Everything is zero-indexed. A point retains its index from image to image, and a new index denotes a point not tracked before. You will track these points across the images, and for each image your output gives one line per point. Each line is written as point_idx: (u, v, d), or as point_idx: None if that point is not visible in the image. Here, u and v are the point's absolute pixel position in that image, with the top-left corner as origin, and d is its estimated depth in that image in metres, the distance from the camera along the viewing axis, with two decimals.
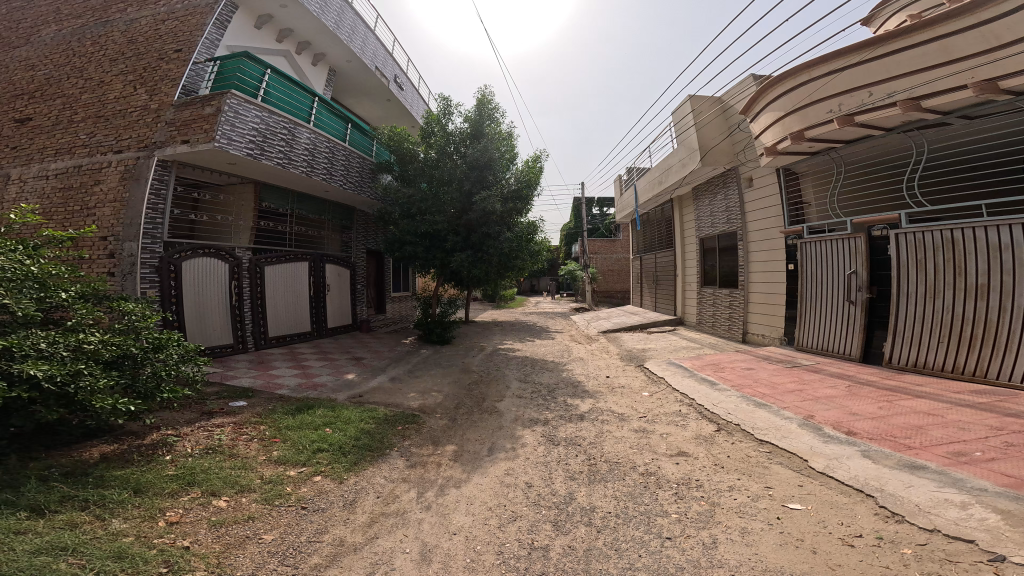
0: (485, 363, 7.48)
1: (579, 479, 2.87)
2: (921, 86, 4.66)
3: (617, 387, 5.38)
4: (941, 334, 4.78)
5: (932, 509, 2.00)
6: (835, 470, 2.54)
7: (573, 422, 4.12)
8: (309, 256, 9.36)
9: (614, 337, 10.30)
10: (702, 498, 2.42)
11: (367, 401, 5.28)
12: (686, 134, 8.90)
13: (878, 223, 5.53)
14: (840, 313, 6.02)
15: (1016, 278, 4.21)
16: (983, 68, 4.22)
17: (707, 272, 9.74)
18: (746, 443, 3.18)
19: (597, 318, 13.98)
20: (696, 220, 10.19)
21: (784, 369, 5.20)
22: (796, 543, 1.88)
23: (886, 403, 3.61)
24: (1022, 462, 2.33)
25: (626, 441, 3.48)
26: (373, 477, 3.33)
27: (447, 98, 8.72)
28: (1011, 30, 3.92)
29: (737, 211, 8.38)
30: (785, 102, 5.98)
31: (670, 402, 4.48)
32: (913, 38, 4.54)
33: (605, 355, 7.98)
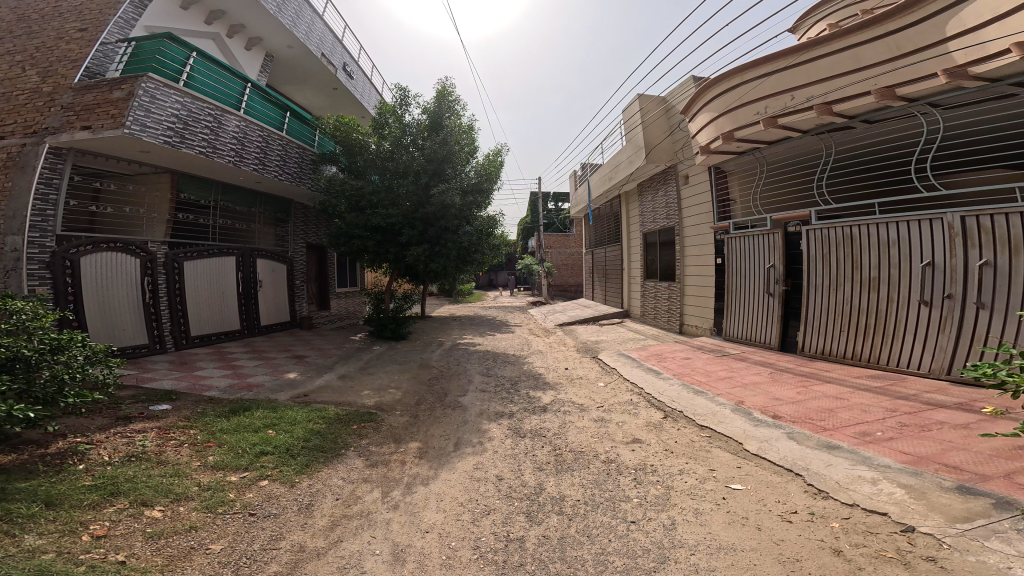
0: (444, 358, 7.44)
1: (547, 469, 3.02)
2: (834, 92, 5.15)
3: (576, 378, 5.64)
4: (842, 324, 5.48)
5: (850, 485, 2.36)
6: (766, 452, 2.88)
7: (537, 414, 4.27)
8: (236, 250, 8.65)
9: (569, 329, 10.66)
10: (657, 482, 2.65)
11: (316, 400, 5.08)
12: (634, 132, 9.43)
13: (793, 220, 6.19)
14: (760, 304, 6.69)
15: (899, 272, 4.89)
16: (885, 76, 4.72)
17: (649, 265, 10.34)
18: (688, 429, 3.50)
19: (551, 311, 14.35)
20: (640, 215, 10.71)
21: (716, 358, 5.74)
22: (743, 521, 2.13)
23: (803, 388, 4.12)
24: (913, 440, 2.78)
25: (585, 430, 3.69)
26: (330, 478, 3.25)
27: (404, 88, 8.42)
28: (911, 41, 4.48)
29: (675, 206, 8.92)
30: (719, 103, 6.45)
31: (623, 391, 4.79)
32: (833, 46, 5.07)
33: (561, 348, 8.27)
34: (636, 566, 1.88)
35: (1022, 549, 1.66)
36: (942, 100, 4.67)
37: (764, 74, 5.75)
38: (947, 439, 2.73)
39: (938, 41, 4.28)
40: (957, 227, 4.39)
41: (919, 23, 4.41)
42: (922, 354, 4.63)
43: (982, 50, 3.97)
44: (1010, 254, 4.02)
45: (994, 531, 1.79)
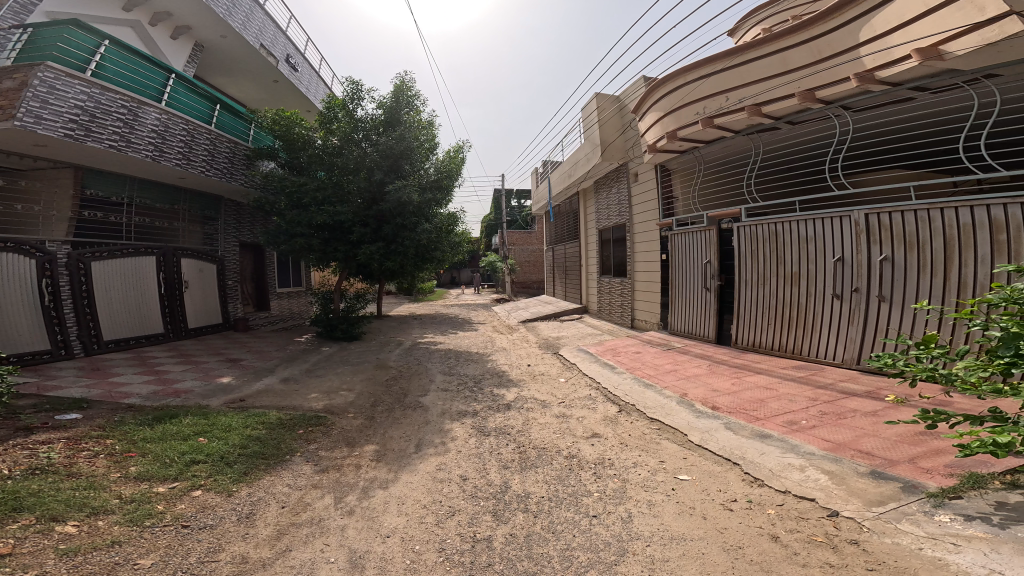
0: (403, 358, 7.28)
1: (512, 467, 3.08)
2: (766, 94, 5.53)
3: (538, 374, 5.77)
4: (769, 317, 6.00)
5: (782, 472, 2.62)
6: (708, 442, 3.13)
7: (501, 412, 4.32)
8: (155, 249, 7.87)
9: (531, 326, 10.82)
10: (614, 475, 2.79)
11: (256, 405, 4.78)
12: (592, 130, 9.69)
13: (725, 217, 6.63)
14: (699, 298, 7.15)
15: (814, 267, 5.41)
16: (808, 79, 5.12)
17: (604, 261, 10.69)
18: (640, 422, 3.71)
19: (513, 309, 14.46)
20: (596, 212, 10.99)
21: (664, 351, 6.08)
22: (691, 511, 2.30)
23: (737, 378, 4.49)
24: (832, 428, 3.12)
25: (546, 426, 3.80)
26: (274, 486, 3.09)
27: (357, 83, 7.93)
28: (831, 46, 4.86)
29: (626, 204, 9.26)
30: (665, 103, 6.75)
31: (582, 386, 4.98)
32: (766, 49, 5.43)
33: (524, 345, 8.39)
34: (599, 561, 1.96)
35: (927, 529, 1.92)
36: (855, 103, 5.13)
37: (704, 76, 6.07)
38: (861, 426, 3.09)
39: (853, 46, 4.67)
40: (861, 224, 4.91)
41: (837, 29, 4.78)
42: (836, 344, 5.16)
43: (889, 56, 4.37)
44: (904, 251, 4.55)
45: (904, 514, 2.06)
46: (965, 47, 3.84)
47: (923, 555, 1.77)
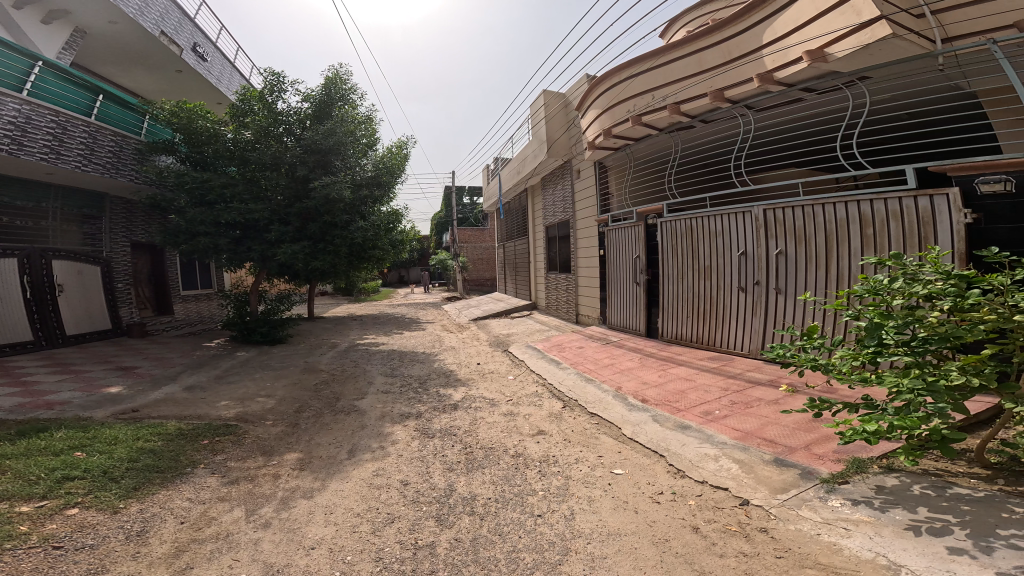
0: (336, 360, 6.96)
1: (458, 469, 3.11)
2: (685, 92, 5.88)
3: (488, 374, 5.89)
4: (689, 310, 6.49)
5: (700, 463, 2.90)
6: (638, 435, 3.40)
7: (448, 412, 4.36)
8: (17, 249, 6.97)
9: (481, 325, 10.88)
10: (558, 473, 2.94)
11: (150, 416, 4.27)
12: (538, 126, 9.87)
13: (652, 214, 6.97)
14: (630, 292, 7.58)
15: (724, 261, 5.92)
16: (720, 79, 5.50)
17: (551, 259, 10.98)
18: (581, 418, 3.94)
19: (463, 308, 14.37)
20: (543, 209, 11.19)
21: (603, 346, 6.45)
22: (626, 506, 2.47)
23: (662, 370, 4.88)
24: (739, 416, 3.50)
25: (494, 426, 3.91)
26: (171, 500, 2.79)
27: (276, 74, 7.49)
28: (740, 47, 5.24)
29: (570, 200, 9.56)
30: (602, 101, 7.03)
31: (529, 384, 5.27)
32: (686, 49, 5.76)
33: (474, 344, 8.44)
34: (542, 561, 2.04)
35: (822, 515, 2.23)
36: (759, 104, 5.56)
37: (633, 74, 6.38)
38: (765, 415, 3.48)
39: (758, 47, 5.05)
40: (761, 219, 5.45)
41: (746, 30, 5.15)
42: (743, 335, 5.69)
43: (785, 57, 4.79)
44: (795, 244, 5.11)
45: (803, 501, 2.38)
46: (844, 48, 4.26)
47: (820, 542, 2.05)
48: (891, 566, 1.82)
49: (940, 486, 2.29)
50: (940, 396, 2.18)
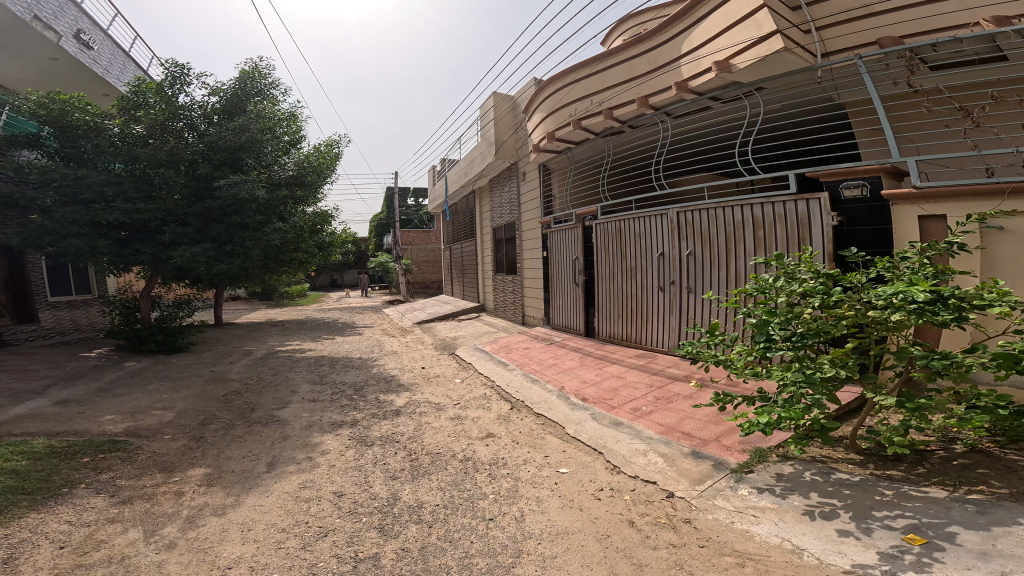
0: (248, 368, 6.60)
1: (401, 477, 3.10)
2: (618, 98, 6.06)
3: (434, 378, 5.91)
4: (621, 309, 6.74)
5: (632, 458, 3.12)
6: (581, 434, 3.58)
7: (388, 419, 4.35)
8: None
9: (429, 327, 10.78)
10: (507, 475, 3.03)
11: (10, 434, 3.76)
12: (487, 128, 9.97)
13: (587, 216, 7.30)
14: (571, 292, 7.82)
15: (647, 262, 6.18)
16: (645, 86, 5.70)
17: (498, 261, 11.14)
18: (528, 418, 4.10)
19: (409, 310, 14.15)
20: (490, 211, 11.27)
21: (548, 346, 6.66)
22: (572, 504, 2.61)
23: (599, 369, 5.14)
24: (661, 412, 3.79)
25: (442, 431, 3.95)
26: (44, 524, 2.49)
27: (178, 65, 7.22)
28: (662, 56, 5.46)
29: (516, 202, 9.72)
30: (548, 104, 7.23)
31: (478, 387, 5.35)
32: (621, 56, 5.98)
33: (417, 348, 8.37)
34: (496, 565, 2.11)
35: (734, 504, 2.51)
36: (675, 110, 5.70)
37: (576, 78, 6.60)
38: (683, 409, 3.80)
39: (677, 57, 5.27)
40: (675, 221, 5.72)
41: (668, 41, 5.39)
42: (666, 332, 5.94)
43: (699, 67, 5.01)
44: (701, 244, 5.41)
45: (717, 491, 2.65)
46: (745, 59, 4.50)
47: (735, 529, 2.31)
48: (796, 550, 2.10)
49: (822, 472, 2.69)
50: (817, 388, 2.56)
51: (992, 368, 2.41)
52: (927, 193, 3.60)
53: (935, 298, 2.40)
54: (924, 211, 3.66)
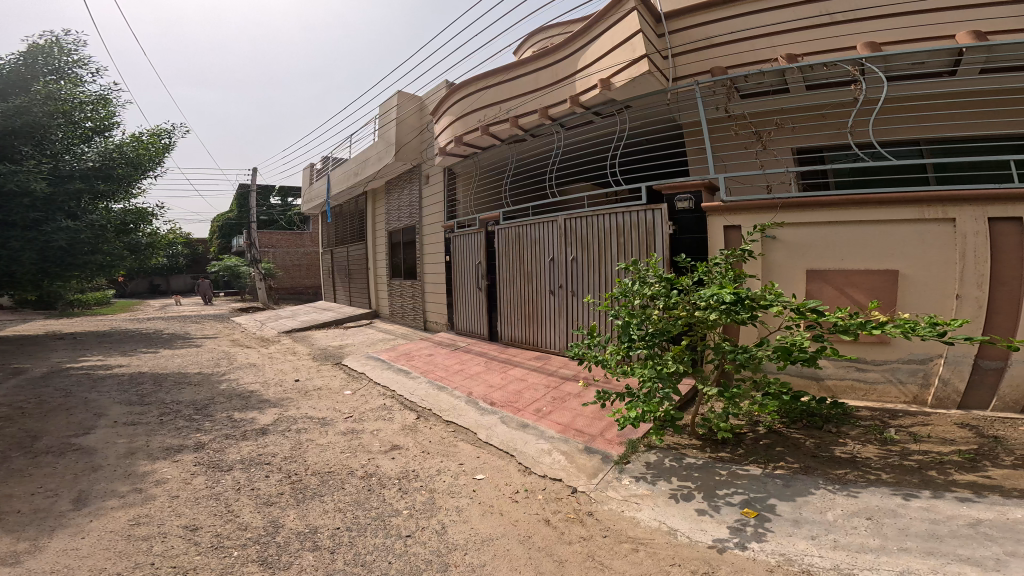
0: (24, 392, 5.39)
1: (280, 503, 2.91)
2: (522, 108, 6.26)
3: (311, 392, 5.57)
4: (516, 314, 6.72)
5: (540, 458, 3.36)
6: (493, 438, 3.72)
7: (253, 439, 4.02)
8: None
9: (303, 336, 10.03)
10: (421, 487, 3.04)
11: None
12: (387, 128, 9.69)
13: (490, 221, 7.19)
14: (474, 297, 7.69)
15: (540, 267, 6.22)
16: (547, 98, 5.96)
17: (394, 265, 11.00)
18: (438, 426, 4.14)
19: (271, 320, 12.84)
20: (385, 214, 11.23)
21: (452, 352, 6.75)
22: (493, 510, 2.73)
23: (505, 372, 5.33)
24: (559, 411, 4.10)
25: (333, 448, 3.79)
26: None
27: None
28: (561, 71, 5.77)
29: (417, 205, 9.60)
30: (456, 109, 7.28)
31: (374, 397, 5.19)
32: (525, 68, 6.23)
33: (285, 359, 7.74)
34: None
35: (622, 494, 2.86)
36: (568, 123, 5.94)
37: (483, 86, 6.74)
38: (575, 408, 4.14)
39: (574, 73, 5.59)
40: (563, 228, 5.84)
41: (565, 57, 5.71)
42: (556, 337, 6.04)
43: (588, 83, 5.37)
44: (583, 250, 5.62)
45: (608, 483, 2.99)
46: (621, 78, 4.91)
47: (626, 517, 2.65)
48: (672, 532, 2.49)
49: (677, 457, 3.23)
50: (665, 382, 3.04)
51: (774, 359, 3.06)
52: (731, 207, 4.29)
53: (737, 300, 2.95)
54: (727, 222, 4.34)
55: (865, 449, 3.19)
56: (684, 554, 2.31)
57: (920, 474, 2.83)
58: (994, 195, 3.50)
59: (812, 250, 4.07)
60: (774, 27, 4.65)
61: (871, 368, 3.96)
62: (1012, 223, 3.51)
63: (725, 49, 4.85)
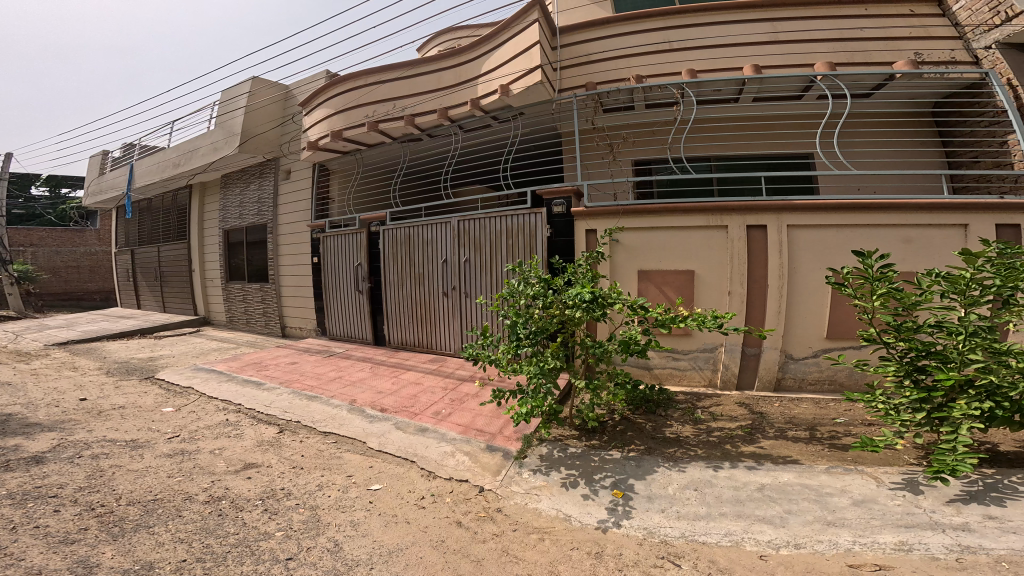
0: None
1: (91, 538, 2.22)
2: (420, 107, 6.08)
3: (109, 412, 4.38)
4: (407, 316, 6.38)
5: (443, 461, 3.21)
6: (386, 446, 3.46)
7: (20, 471, 2.98)
8: None
9: (89, 349, 7.86)
10: (297, 506, 2.65)
11: None
12: (230, 115, 8.36)
13: (374, 221, 6.75)
14: (352, 301, 7.10)
15: (433, 268, 6.03)
16: (448, 98, 5.88)
17: (233, 267, 9.79)
18: (313, 438, 3.68)
19: (31, 331, 9.71)
20: (220, 210, 9.93)
21: (323, 359, 6.14)
22: (395, 519, 2.52)
23: (396, 377, 5.03)
24: (460, 412, 4.00)
25: (155, 474, 3.03)
26: None
27: None
28: (465, 73, 5.77)
29: (270, 202, 8.71)
30: (337, 101, 6.72)
31: (213, 413, 4.35)
32: (425, 67, 6.07)
33: (58, 377, 5.91)
34: None
35: (524, 487, 2.90)
36: (467, 125, 5.97)
37: (375, 80, 6.36)
38: (474, 407, 4.10)
39: (476, 77, 5.63)
40: (456, 229, 5.79)
41: (469, 60, 5.74)
42: (450, 338, 5.95)
43: (489, 88, 5.47)
44: (475, 251, 5.63)
45: (511, 478, 3.01)
46: (520, 85, 5.13)
47: (531, 509, 2.69)
48: (566, 518, 2.61)
49: (562, 448, 3.40)
50: (549, 378, 3.22)
51: (619, 353, 3.42)
52: (590, 212, 4.76)
53: (592, 299, 3.27)
54: (588, 227, 4.82)
55: (684, 429, 3.80)
56: (579, 538, 2.43)
57: (720, 448, 3.46)
58: (751, 207, 4.36)
59: (644, 254, 4.68)
60: (645, 60, 5.26)
61: (682, 357, 4.76)
62: (762, 231, 4.43)
63: (608, 75, 5.38)
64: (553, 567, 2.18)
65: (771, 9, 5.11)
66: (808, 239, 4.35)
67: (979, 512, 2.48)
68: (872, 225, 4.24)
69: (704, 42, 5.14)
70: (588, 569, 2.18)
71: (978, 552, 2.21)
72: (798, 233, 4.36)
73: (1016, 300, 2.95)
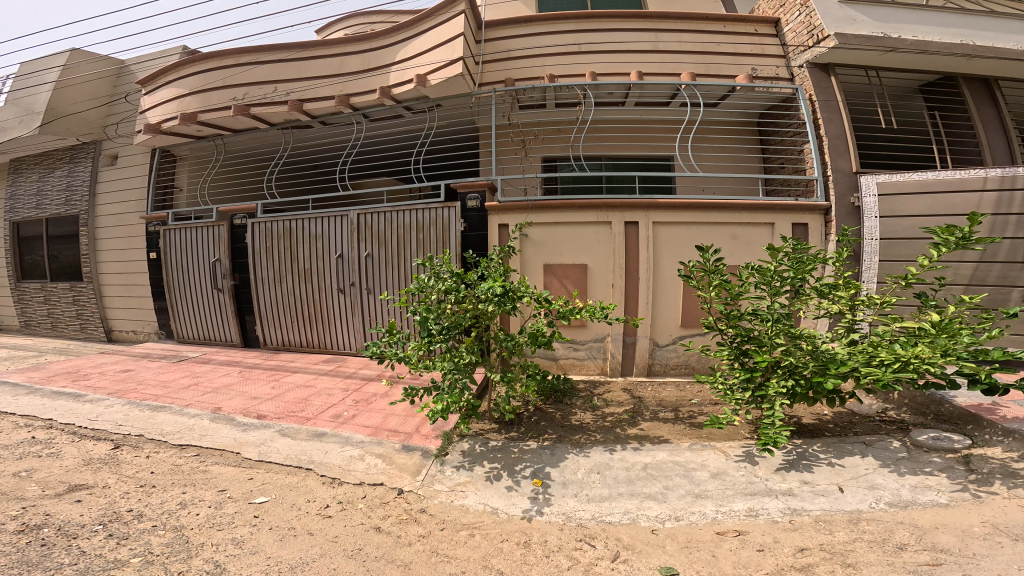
0: None
1: None
2: (311, 91, 5.52)
3: None
4: (296, 319, 5.68)
5: (349, 466, 2.86)
6: (270, 455, 2.95)
7: None
8: None
9: None
10: (155, 527, 2.16)
11: None
12: (29, 90, 6.62)
13: (239, 212, 5.81)
14: (210, 303, 6.05)
15: (325, 266, 5.47)
16: (350, 84, 5.46)
17: (28, 263, 7.69)
18: (165, 453, 2.99)
19: None
20: (7, 197, 7.76)
21: (171, 365, 5.07)
22: (293, 532, 2.18)
23: (277, 381, 4.38)
24: (365, 413, 3.62)
25: None
26: None
27: None
28: (376, 60, 5.42)
29: (84, 190, 7.07)
30: (191, 81, 5.78)
31: (6, 431, 3.29)
32: (319, 51, 5.55)
33: None
34: None
35: (449, 484, 2.73)
36: (373, 115, 5.66)
37: (252, 60, 5.64)
38: (383, 408, 3.76)
39: (388, 65, 5.35)
40: (355, 223, 5.32)
41: (376, 49, 5.43)
42: (348, 338, 5.46)
43: (404, 77, 5.24)
44: (378, 246, 5.24)
45: (433, 476, 2.80)
46: (434, 78, 5.02)
47: (457, 506, 2.53)
48: (494, 511, 2.51)
49: (484, 442, 3.28)
50: (464, 373, 3.10)
51: (527, 345, 3.43)
52: (503, 207, 4.83)
53: (503, 293, 3.24)
54: (501, 220, 4.88)
55: (584, 416, 3.96)
56: (507, 529, 2.35)
57: (614, 432, 3.67)
58: (627, 206, 4.81)
59: (547, 249, 4.88)
60: (556, 62, 5.60)
61: (580, 348, 5.04)
62: (635, 228, 4.89)
63: (527, 73, 5.59)
64: (486, 560, 2.09)
65: (656, 21, 5.71)
66: (669, 235, 4.92)
67: (797, 479, 2.94)
68: (710, 224, 4.94)
69: (607, 48, 5.61)
70: (519, 560, 2.11)
71: (802, 514, 2.61)
72: (662, 229, 4.91)
73: (802, 290, 3.61)
